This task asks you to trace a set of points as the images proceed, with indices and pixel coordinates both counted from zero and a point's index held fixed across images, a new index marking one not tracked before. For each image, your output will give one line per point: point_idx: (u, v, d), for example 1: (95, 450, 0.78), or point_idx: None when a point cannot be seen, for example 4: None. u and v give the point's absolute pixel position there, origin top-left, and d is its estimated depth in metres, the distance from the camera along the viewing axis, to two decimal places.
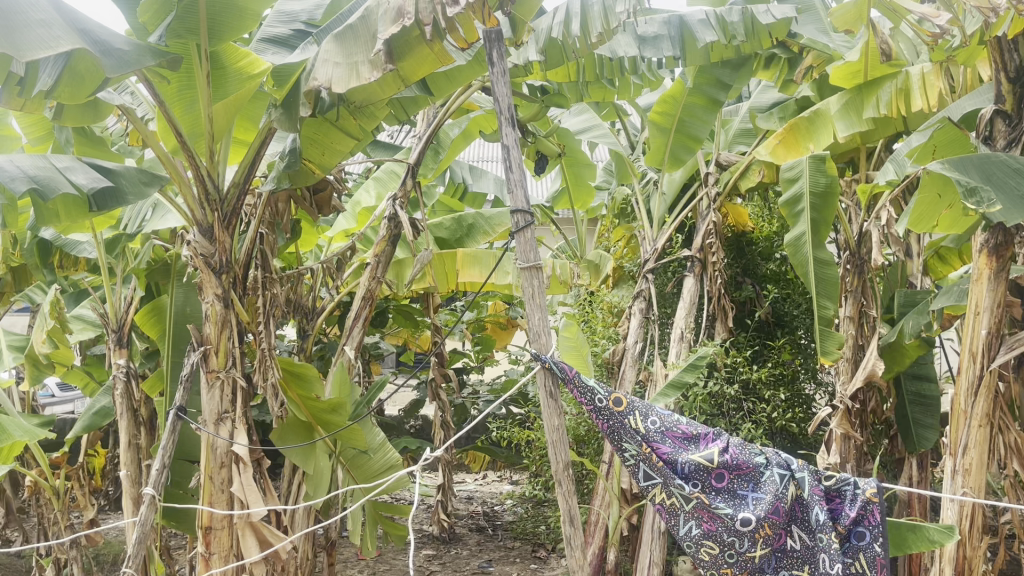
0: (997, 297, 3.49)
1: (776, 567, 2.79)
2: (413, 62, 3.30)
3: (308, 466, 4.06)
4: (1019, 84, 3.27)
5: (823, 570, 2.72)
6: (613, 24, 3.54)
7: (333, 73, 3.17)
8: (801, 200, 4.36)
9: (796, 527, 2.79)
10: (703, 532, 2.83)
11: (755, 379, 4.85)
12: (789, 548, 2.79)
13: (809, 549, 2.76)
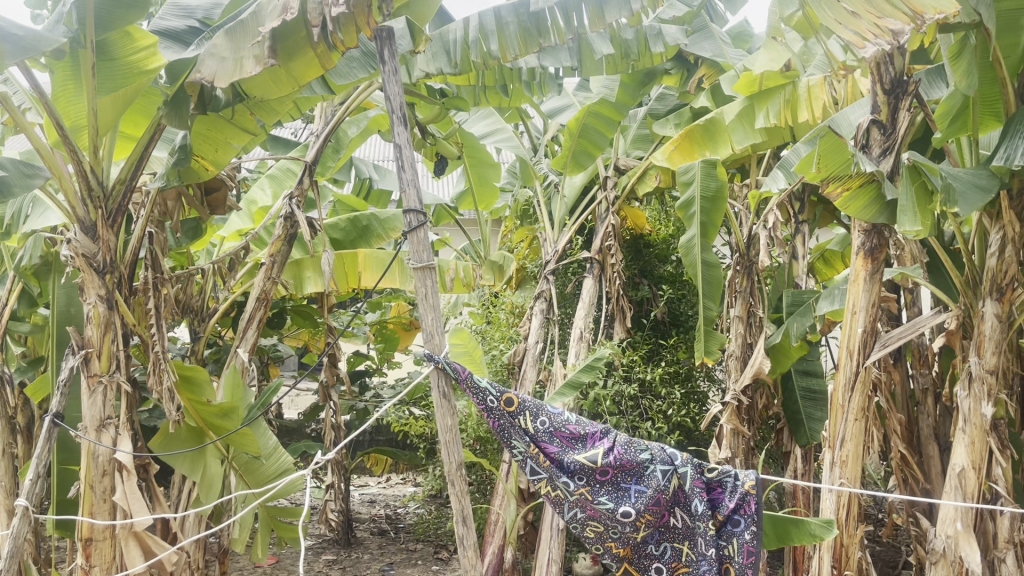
0: (872, 297, 3.67)
1: (658, 541, 2.90)
2: (300, 64, 3.24)
3: (194, 474, 3.96)
4: (894, 95, 3.50)
5: (699, 550, 2.85)
6: (530, 48, 3.66)
7: (218, 67, 3.08)
8: (693, 203, 4.54)
9: (679, 510, 2.89)
10: (587, 517, 2.94)
11: (650, 378, 5.00)
12: (673, 526, 2.90)
13: (689, 528, 2.87)
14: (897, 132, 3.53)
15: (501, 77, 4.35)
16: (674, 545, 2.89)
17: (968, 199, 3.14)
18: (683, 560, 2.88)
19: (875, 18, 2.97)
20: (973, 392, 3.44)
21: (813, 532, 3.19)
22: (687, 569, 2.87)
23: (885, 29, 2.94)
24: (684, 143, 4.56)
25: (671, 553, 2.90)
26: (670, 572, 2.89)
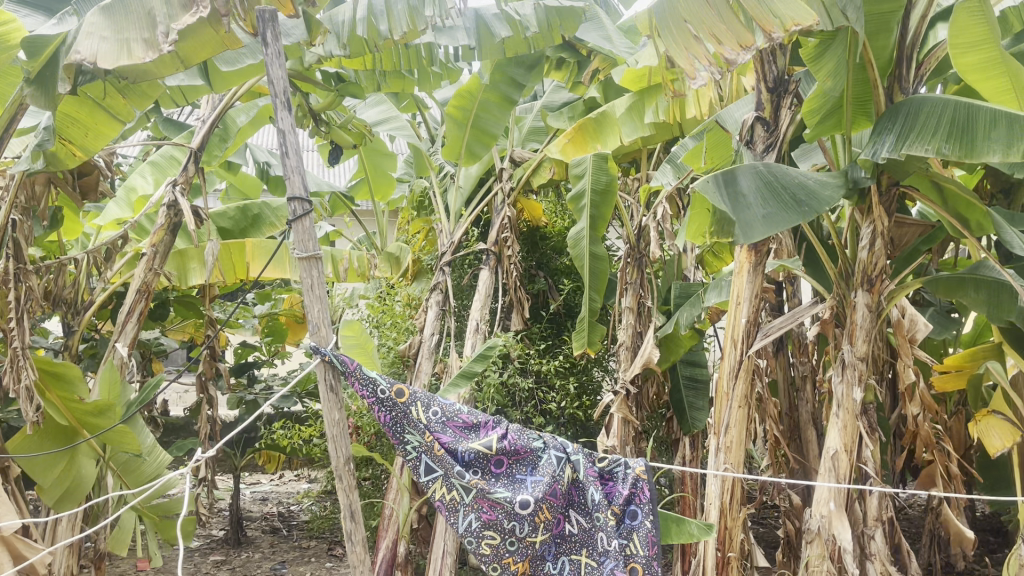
0: (755, 288, 3.80)
1: (556, 556, 2.89)
2: (194, 43, 3.12)
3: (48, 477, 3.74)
4: (776, 93, 3.58)
5: (600, 549, 2.88)
6: (418, 26, 3.59)
7: (98, 46, 2.89)
8: (584, 196, 4.53)
9: (575, 507, 2.93)
10: (483, 523, 2.87)
11: (546, 370, 5.04)
12: (569, 532, 2.92)
13: (586, 531, 2.92)
14: (779, 129, 3.64)
15: (397, 59, 4.29)
16: (572, 556, 2.89)
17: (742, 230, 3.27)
18: (582, 571, 2.88)
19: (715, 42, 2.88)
20: (846, 378, 3.60)
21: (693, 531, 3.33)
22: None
23: (721, 57, 2.86)
24: (577, 136, 4.61)
25: (570, 567, 2.88)
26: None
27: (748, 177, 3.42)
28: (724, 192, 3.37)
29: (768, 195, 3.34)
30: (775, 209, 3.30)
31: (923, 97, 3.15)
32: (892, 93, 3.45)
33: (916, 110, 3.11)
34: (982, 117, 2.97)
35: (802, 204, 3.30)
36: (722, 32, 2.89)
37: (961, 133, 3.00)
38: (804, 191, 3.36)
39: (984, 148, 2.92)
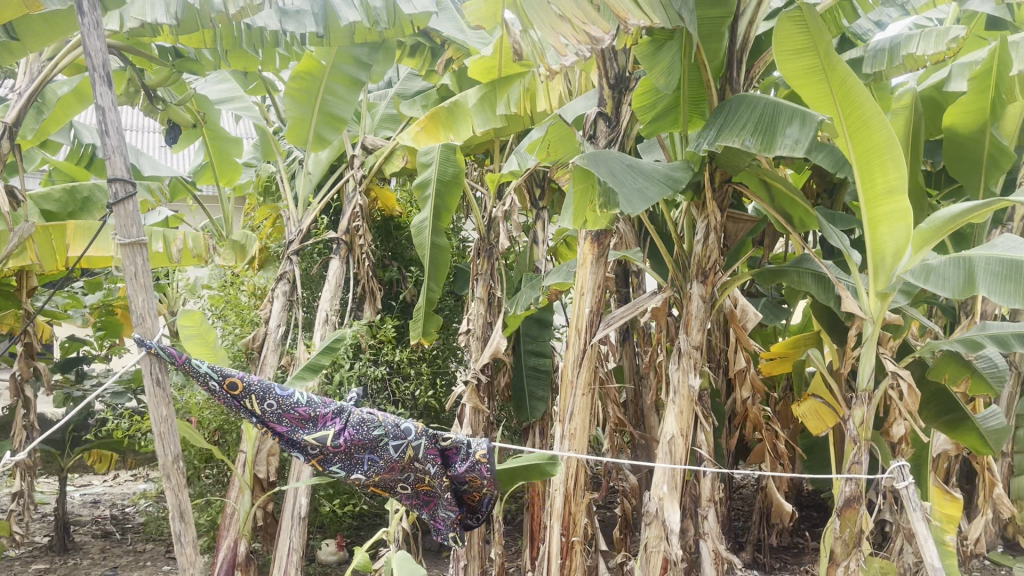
0: (598, 279, 3.91)
1: (401, 471, 2.93)
2: None
3: None
4: (617, 90, 3.75)
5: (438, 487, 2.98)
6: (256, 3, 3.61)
7: None
8: (429, 185, 4.63)
9: (416, 464, 2.92)
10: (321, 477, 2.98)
11: (398, 359, 4.95)
12: (414, 461, 2.92)
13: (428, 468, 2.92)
14: (621, 124, 3.77)
15: (238, 36, 4.08)
16: (416, 474, 2.94)
17: (630, 201, 3.13)
18: (426, 482, 2.97)
19: (577, 24, 2.97)
20: (682, 365, 3.77)
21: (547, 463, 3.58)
22: (432, 489, 2.98)
23: (587, 37, 2.95)
24: (429, 123, 4.35)
25: (414, 478, 2.96)
26: (416, 489, 2.99)
27: (614, 160, 3.36)
28: (607, 168, 3.24)
29: (636, 173, 3.33)
30: (647, 183, 3.29)
31: (743, 97, 3.40)
32: (724, 95, 3.64)
33: (729, 114, 3.34)
34: (787, 114, 3.21)
35: (665, 182, 3.36)
36: (587, 14, 2.97)
37: (764, 126, 3.22)
38: (661, 173, 3.44)
39: (780, 140, 3.15)
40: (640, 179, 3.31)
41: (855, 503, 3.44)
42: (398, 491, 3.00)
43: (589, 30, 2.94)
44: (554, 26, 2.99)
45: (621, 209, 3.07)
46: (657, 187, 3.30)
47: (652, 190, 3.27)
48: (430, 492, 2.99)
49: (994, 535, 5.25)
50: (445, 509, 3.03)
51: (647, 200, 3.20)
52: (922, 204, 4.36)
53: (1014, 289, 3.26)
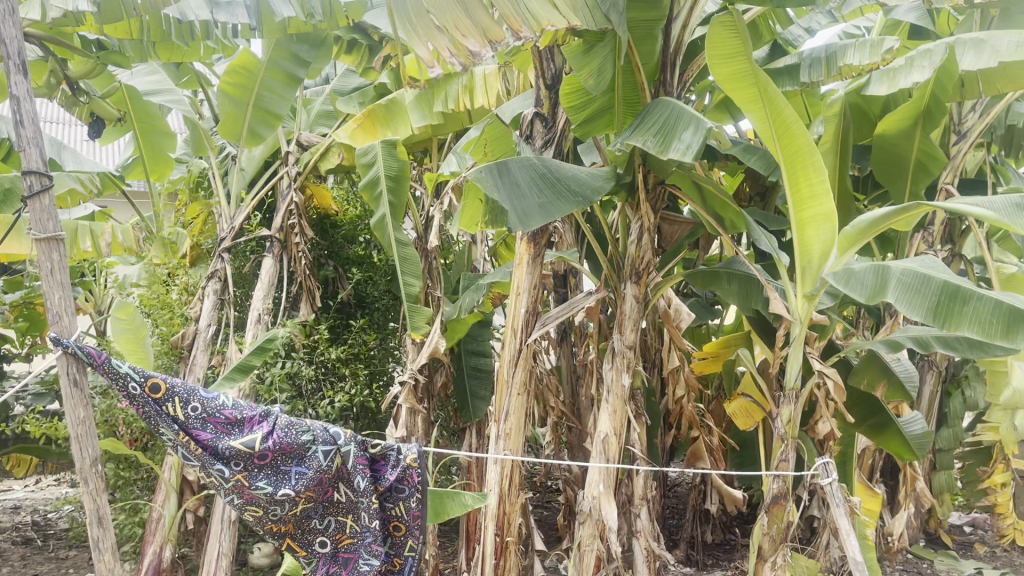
0: (533, 280, 3.91)
1: (322, 515, 2.89)
2: None
3: None
4: (554, 90, 3.76)
5: (364, 522, 2.89)
6: None
7: None
8: (378, 183, 4.53)
9: (342, 485, 2.87)
10: (244, 502, 2.79)
11: (333, 359, 4.85)
12: (336, 500, 2.89)
13: (352, 503, 2.89)
14: (557, 125, 3.76)
15: (166, 29, 3.94)
16: (338, 518, 2.90)
17: (521, 219, 3.15)
18: (347, 532, 2.91)
19: (459, 35, 2.78)
20: (616, 364, 3.80)
21: (468, 503, 3.35)
22: (352, 541, 2.90)
23: (465, 51, 2.77)
24: (366, 122, 4.39)
25: (335, 527, 2.91)
26: (334, 546, 2.91)
27: (522, 169, 3.34)
28: (508, 182, 3.25)
29: (544, 187, 3.31)
30: (551, 198, 3.27)
31: (662, 101, 3.44)
32: (657, 98, 3.69)
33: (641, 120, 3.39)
34: (683, 120, 3.19)
35: (576, 196, 3.33)
36: (468, 22, 2.80)
37: (665, 130, 3.24)
38: (576, 182, 3.40)
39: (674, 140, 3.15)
40: (543, 193, 3.28)
41: (782, 499, 3.52)
42: (315, 550, 2.90)
43: (468, 43, 2.77)
44: (430, 36, 2.79)
45: (508, 226, 3.08)
46: (561, 202, 3.27)
47: (553, 206, 3.24)
48: (350, 548, 2.90)
49: (916, 528, 5.43)
50: (364, 563, 2.88)
51: (543, 216, 3.20)
52: (849, 208, 4.48)
53: (918, 300, 3.09)
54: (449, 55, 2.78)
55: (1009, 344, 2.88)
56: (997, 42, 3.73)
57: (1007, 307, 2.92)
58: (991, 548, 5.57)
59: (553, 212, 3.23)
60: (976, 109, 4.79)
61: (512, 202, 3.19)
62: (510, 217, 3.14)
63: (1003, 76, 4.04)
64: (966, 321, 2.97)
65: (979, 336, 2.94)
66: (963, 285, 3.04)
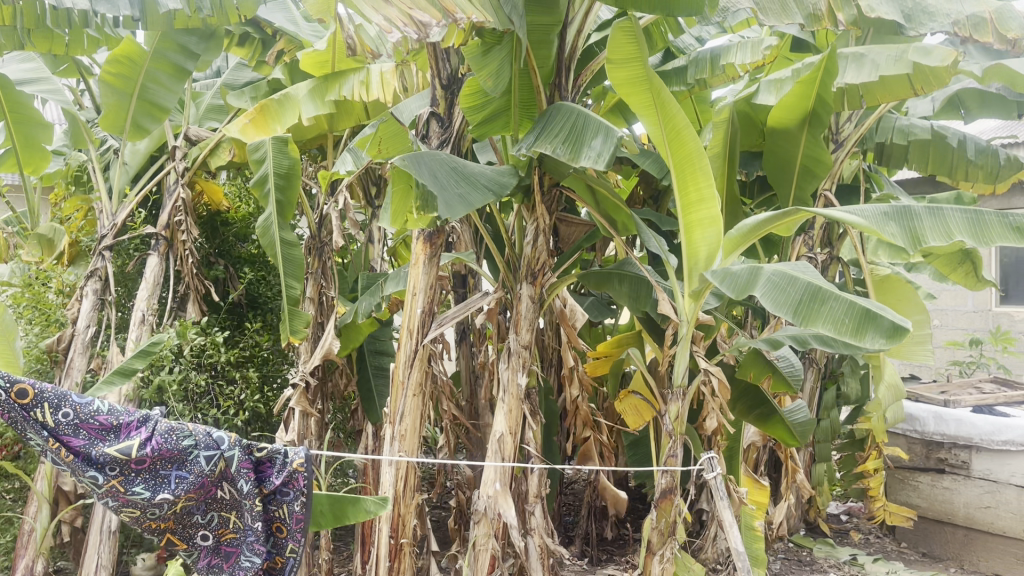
0: (430, 280, 3.89)
1: (205, 510, 2.74)
2: None
3: None
4: (450, 90, 3.74)
5: (246, 522, 2.76)
6: None
7: None
8: (267, 181, 4.43)
9: (226, 486, 2.74)
10: (119, 506, 2.66)
11: (224, 362, 4.68)
12: (220, 497, 2.75)
13: (237, 499, 2.75)
14: (453, 125, 3.76)
15: (42, 17, 3.74)
16: (221, 514, 2.76)
17: (447, 205, 3.09)
18: (229, 528, 2.78)
19: (405, 8, 2.68)
20: (511, 364, 3.83)
21: (370, 509, 3.13)
22: (235, 536, 2.77)
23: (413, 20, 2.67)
24: (257, 116, 4.21)
25: (218, 522, 2.76)
26: (217, 539, 2.77)
27: (435, 162, 3.32)
28: (427, 172, 3.18)
29: (459, 179, 3.31)
30: (467, 190, 3.26)
31: (560, 106, 3.51)
32: (552, 100, 3.75)
33: (545, 126, 3.41)
34: (592, 127, 3.30)
35: (488, 189, 3.38)
36: (414, 0, 2.72)
37: (573, 137, 3.30)
38: (484, 180, 3.44)
39: (585, 150, 3.21)
40: (460, 185, 3.26)
41: (670, 494, 3.63)
42: (195, 543, 2.76)
43: (418, 13, 2.68)
44: (377, 8, 2.67)
45: (441, 212, 2.99)
46: (477, 196, 3.27)
47: (472, 198, 3.23)
48: (233, 542, 2.77)
49: (797, 518, 5.70)
50: (246, 560, 2.74)
51: (465, 204, 3.17)
52: (737, 211, 4.66)
53: (783, 298, 3.23)
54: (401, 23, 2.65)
55: (857, 342, 3.04)
56: (875, 57, 4.08)
57: (860, 308, 3.09)
58: (864, 535, 5.92)
59: (474, 203, 3.21)
60: (852, 120, 5.01)
61: (436, 188, 3.12)
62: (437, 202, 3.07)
63: (882, 88, 4.28)
64: (822, 320, 3.13)
65: (833, 332, 3.09)
66: (826, 287, 3.20)
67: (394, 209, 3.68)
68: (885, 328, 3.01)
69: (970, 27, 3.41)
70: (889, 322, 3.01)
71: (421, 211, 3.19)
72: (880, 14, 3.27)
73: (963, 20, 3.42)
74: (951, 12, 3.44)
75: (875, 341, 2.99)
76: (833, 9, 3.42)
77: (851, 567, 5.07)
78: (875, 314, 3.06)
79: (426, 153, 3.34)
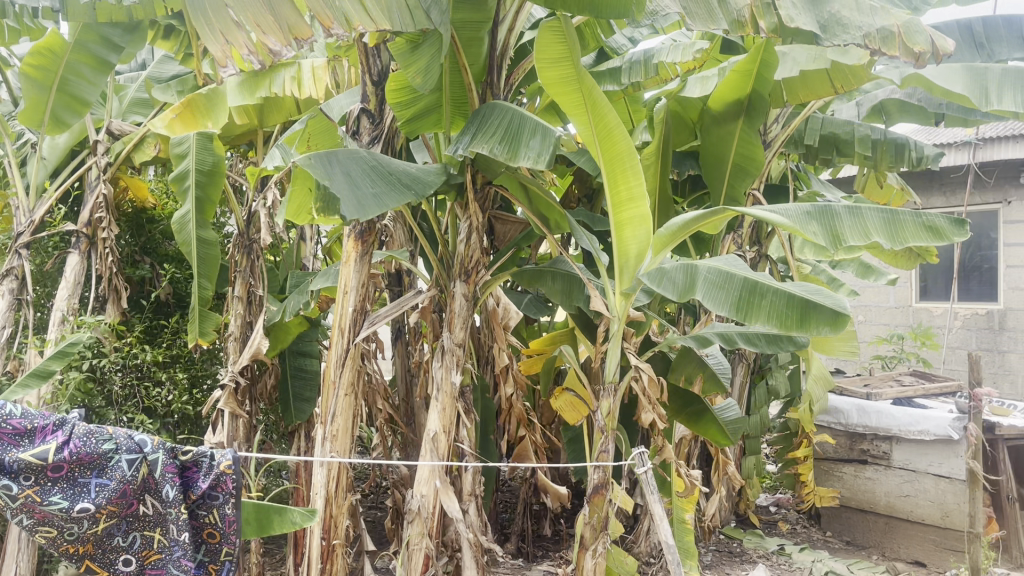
0: (361, 278, 3.85)
1: (126, 531, 2.42)
2: None
3: None
4: (380, 86, 3.71)
5: (173, 535, 2.43)
6: None
7: None
8: (187, 177, 4.30)
9: (149, 497, 2.42)
10: (35, 523, 2.35)
11: (149, 361, 4.55)
12: (143, 511, 2.41)
13: (161, 514, 2.43)
14: (384, 122, 3.73)
15: None
16: (144, 532, 2.43)
17: (357, 204, 3.04)
18: (154, 547, 2.44)
19: (261, 32, 2.60)
20: (445, 363, 3.82)
21: (296, 520, 2.87)
22: (160, 557, 2.44)
23: (266, 49, 2.61)
24: (184, 111, 4.30)
25: (141, 543, 2.43)
26: (140, 564, 2.45)
27: (354, 162, 3.28)
28: (338, 171, 3.15)
29: (375, 179, 3.26)
30: (384, 190, 3.21)
31: (494, 104, 3.51)
32: (484, 99, 3.75)
33: (479, 128, 3.41)
34: (527, 125, 3.30)
35: (406, 188, 3.31)
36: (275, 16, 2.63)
37: (510, 136, 3.30)
38: (409, 179, 3.39)
39: (521, 150, 3.21)
40: (374, 185, 3.22)
41: (602, 489, 3.65)
42: (118, 569, 2.44)
43: (267, 42, 2.60)
44: (226, 32, 2.64)
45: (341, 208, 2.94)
46: (392, 194, 3.22)
47: (385, 196, 3.18)
48: (158, 564, 2.45)
49: (728, 511, 5.82)
50: None
51: (376, 204, 3.11)
52: (669, 211, 4.73)
53: (722, 297, 3.31)
54: (247, 54, 2.63)
55: (803, 332, 3.16)
56: (797, 54, 4.26)
57: (799, 299, 3.21)
58: (792, 526, 6.08)
59: (387, 201, 3.16)
60: (780, 120, 5.12)
61: (345, 186, 3.08)
62: (344, 201, 3.02)
63: (804, 85, 4.39)
64: (765, 315, 3.24)
65: (778, 326, 3.20)
66: (762, 281, 3.30)
67: (296, 205, 3.94)
68: (826, 316, 3.15)
69: (878, 41, 3.51)
70: (830, 309, 3.15)
71: (324, 212, 3.50)
72: (800, 24, 3.42)
73: (873, 33, 3.52)
74: (862, 25, 3.54)
75: (820, 329, 3.14)
76: (756, 16, 3.50)
77: (779, 557, 5.20)
78: (814, 303, 3.19)
79: (343, 152, 3.30)
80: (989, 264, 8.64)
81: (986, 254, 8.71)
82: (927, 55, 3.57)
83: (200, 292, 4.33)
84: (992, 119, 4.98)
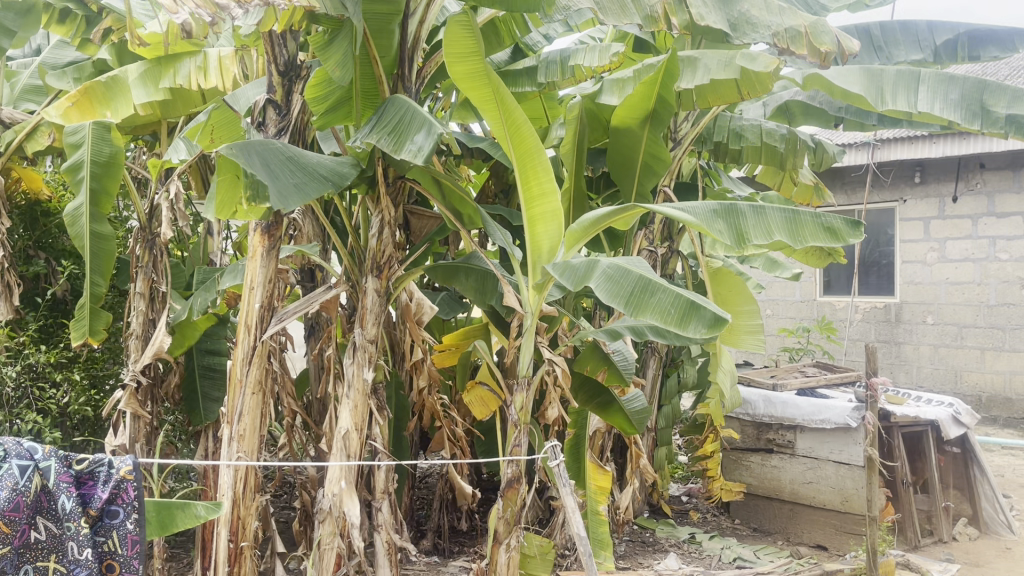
0: (268, 273, 3.76)
1: (16, 562, 2.18)
2: None
3: None
4: (288, 77, 3.60)
5: (71, 557, 2.22)
6: None
7: None
8: (81, 168, 4.07)
9: (42, 517, 2.21)
10: None
11: (43, 362, 4.33)
12: (34, 536, 2.20)
13: (56, 537, 2.22)
14: (291, 113, 3.63)
15: None
16: (38, 562, 2.21)
17: (279, 196, 3.00)
18: None
19: None
20: (357, 359, 3.76)
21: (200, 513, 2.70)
22: None
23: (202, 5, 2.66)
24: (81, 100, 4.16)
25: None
26: None
27: (270, 153, 3.21)
28: (258, 162, 3.08)
29: (293, 169, 3.22)
30: (303, 182, 3.19)
31: (397, 98, 3.48)
32: (395, 91, 3.69)
33: (382, 119, 3.37)
34: (417, 120, 3.27)
35: (326, 179, 3.30)
36: None
37: (398, 130, 3.28)
38: (325, 170, 3.37)
39: (406, 136, 3.21)
40: (293, 176, 3.18)
41: (515, 483, 3.67)
42: None
43: None
44: None
45: (272, 203, 2.92)
46: (312, 185, 3.20)
47: (304, 187, 3.15)
48: None
49: (641, 501, 5.93)
50: None
51: (299, 195, 3.11)
52: (584, 206, 4.75)
53: (616, 290, 3.34)
54: None
55: (683, 331, 3.17)
56: (708, 61, 4.32)
57: (685, 300, 3.22)
58: (702, 515, 6.23)
59: (307, 192, 3.13)
60: (689, 118, 5.21)
61: (266, 178, 3.03)
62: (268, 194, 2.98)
63: (712, 91, 4.50)
64: (651, 310, 3.26)
65: (659, 322, 3.22)
66: (655, 279, 3.33)
67: (222, 201, 3.50)
68: (706, 319, 3.15)
69: (786, 38, 3.64)
70: (711, 313, 3.15)
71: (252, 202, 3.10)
72: (710, 22, 3.52)
73: (781, 32, 3.66)
74: (771, 23, 3.68)
75: (697, 330, 3.13)
76: (668, 12, 3.53)
77: (690, 545, 5.34)
78: (698, 306, 3.21)
79: (259, 141, 3.22)
80: (887, 260, 9.04)
81: (884, 250, 9.08)
82: (832, 56, 3.66)
83: (92, 289, 4.14)
84: (888, 121, 5.20)
